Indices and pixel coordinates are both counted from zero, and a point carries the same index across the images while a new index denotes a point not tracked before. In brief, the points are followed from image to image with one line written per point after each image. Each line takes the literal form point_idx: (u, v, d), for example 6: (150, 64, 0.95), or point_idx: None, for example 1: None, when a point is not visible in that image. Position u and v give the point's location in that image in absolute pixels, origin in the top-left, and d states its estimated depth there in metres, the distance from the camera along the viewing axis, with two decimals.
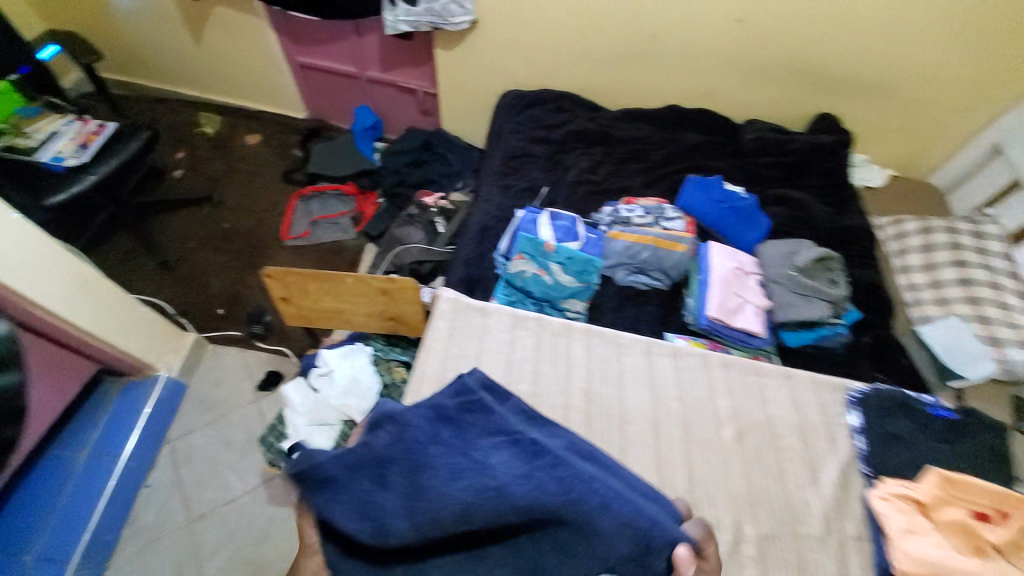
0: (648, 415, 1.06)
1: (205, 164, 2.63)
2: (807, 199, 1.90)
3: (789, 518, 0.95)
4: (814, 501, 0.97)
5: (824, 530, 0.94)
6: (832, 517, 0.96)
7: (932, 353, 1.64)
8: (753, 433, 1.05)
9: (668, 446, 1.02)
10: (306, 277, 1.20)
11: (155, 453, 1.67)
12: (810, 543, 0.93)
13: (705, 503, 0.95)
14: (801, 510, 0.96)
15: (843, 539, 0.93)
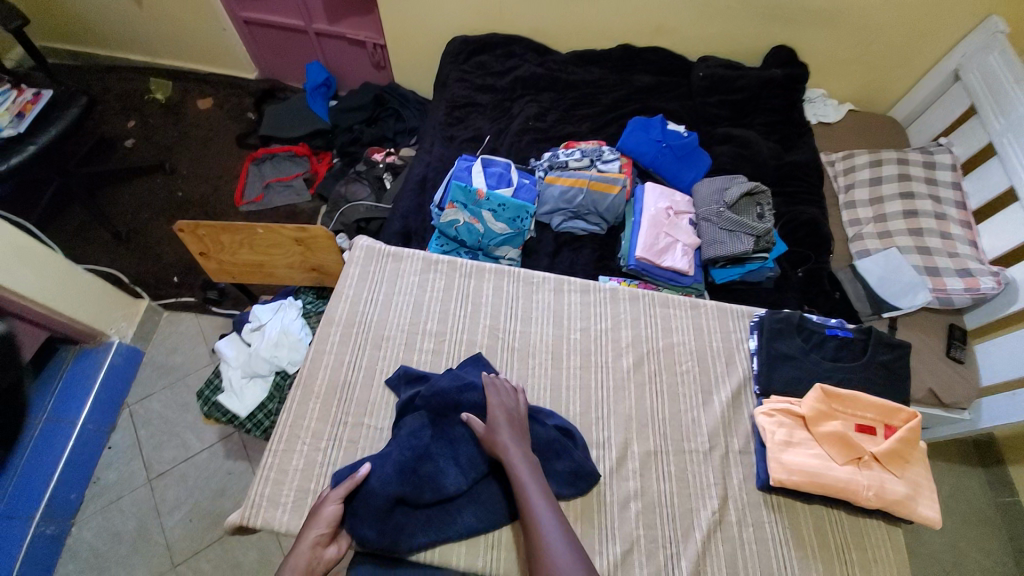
0: (548, 350, 1.11)
1: (155, 133, 2.49)
2: (753, 136, 1.84)
3: (670, 439, 1.02)
4: (700, 427, 1.03)
5: (706, 452, 1.00)
6: (717, 437, 1.02)
7: (866, 284, 1.60)
8: (647, 365, 1.10)
9: (565, 379, 1.07)
10: (216, 230, 1.26)
11: (115, 417, 1.75)
12: (689, 463, 0.99)
13: (594, 428, 1.02)
14: (686, 433, 1.02)
15: (726, 458, 1.00)
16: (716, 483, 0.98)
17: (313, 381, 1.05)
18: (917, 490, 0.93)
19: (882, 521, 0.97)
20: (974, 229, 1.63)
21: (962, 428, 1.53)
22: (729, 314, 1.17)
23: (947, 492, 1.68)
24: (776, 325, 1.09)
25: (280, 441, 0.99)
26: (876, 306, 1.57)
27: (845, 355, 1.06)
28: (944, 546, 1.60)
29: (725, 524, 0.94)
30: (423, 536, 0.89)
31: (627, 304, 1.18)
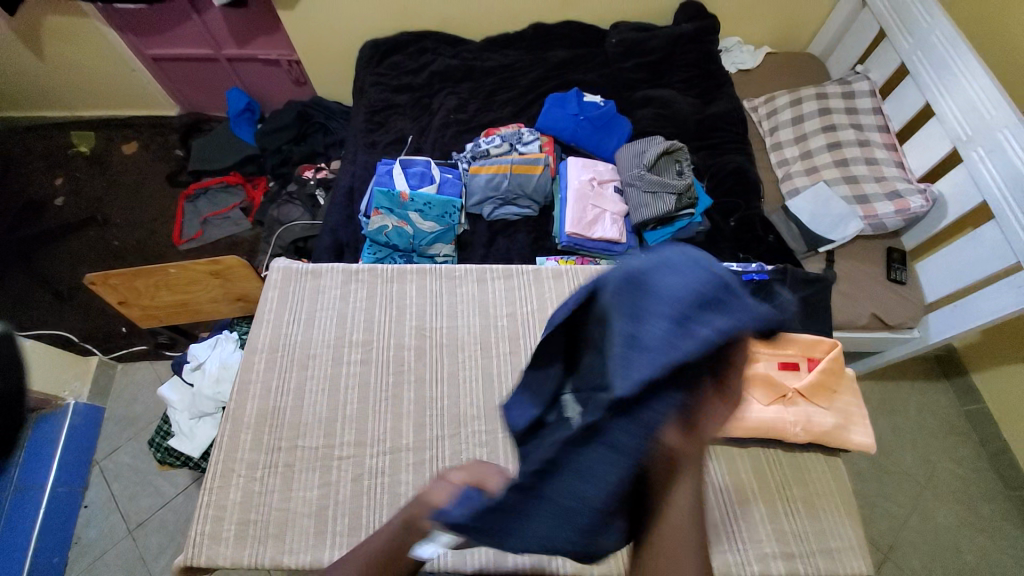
0: (475, 344, 1.11)
1: (84, 185, 2.41)
2: (671, 95, 1.86)
3: None
4: None
5: None
6: None
7: (800, 223, 1.61)
8: None
9: (494, 368, 1.08)
10: (129, 276, 1.25)
11: (85, 474, 1.68)
12: None
13: None
14: None
15: None
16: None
17: (242, 412, 1.03)
18: (847, 419, 0.96)
19: (820, 453, 1.00)
20: (898, 150, 1.65)
21: (913, 345, 1.54)
22: None
23: (915, 409, 1.72)
24: None
25: (215, 477, 0.97)
26: (812, 242, 1.57)
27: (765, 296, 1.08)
28: (917, 462, 1.64)
29: None
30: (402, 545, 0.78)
31: (550, 281, 1.19)
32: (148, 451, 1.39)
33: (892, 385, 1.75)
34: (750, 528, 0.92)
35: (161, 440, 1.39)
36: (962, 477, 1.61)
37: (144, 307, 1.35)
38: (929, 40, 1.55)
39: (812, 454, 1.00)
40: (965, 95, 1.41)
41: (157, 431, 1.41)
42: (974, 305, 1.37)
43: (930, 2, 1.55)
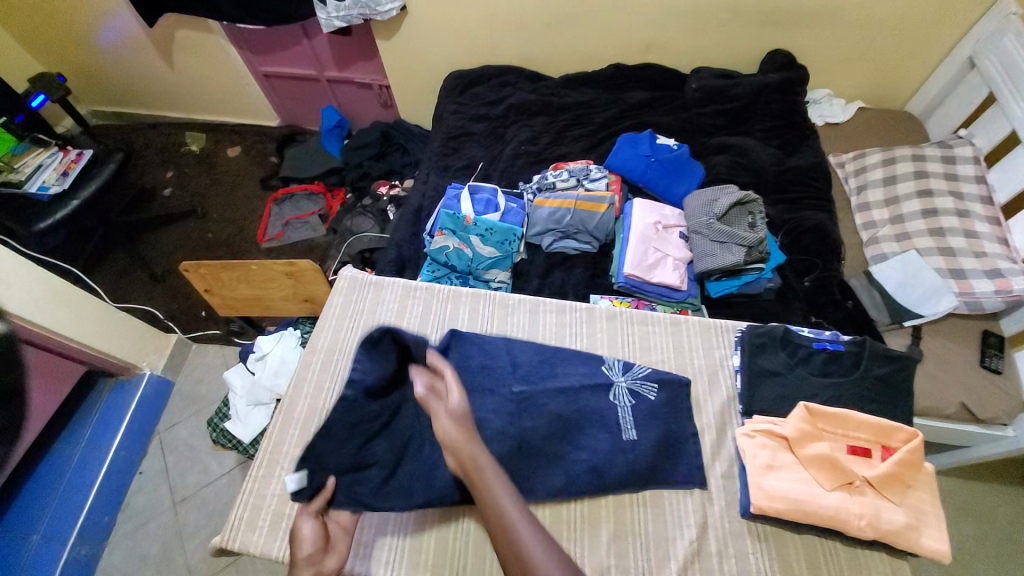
0: None
1: (191, 181, 2.71)
2: (750, 143, 1.80)
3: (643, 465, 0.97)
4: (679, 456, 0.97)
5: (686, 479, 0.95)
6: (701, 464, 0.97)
7: (884, 292, 1.48)
8: None
9: None
10: (216, 267, 1.38)
11: (146, 444, 1.82)
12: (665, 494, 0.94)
13: None
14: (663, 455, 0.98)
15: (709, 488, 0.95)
16: (690, 510, 0.92)
17: (294, 408, 1.09)
18: (921, 519, 0.83)
19: (883, 553, 0.87)
20: (1003, 225, 1.48)
21: (1004, 446, 1.33)
22: (712, 326, 1.13)
23: (1010, 522, 1.48)
24: (765, 340, 1.03)
25: (259, 467, 1.02)
26: (896, 314, 1.43)
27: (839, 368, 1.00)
28: None
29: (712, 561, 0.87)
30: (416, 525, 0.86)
31: (604, 320, 1.17)
32: (207, 432, 1.49)
33: (980, 487, 1.53)
34: None
35: (219, 422, 1.49)
36: None
37: (228, 298, 1.48)
38: None
39: (876, 553, 0.87)
40: None
41: (216, 412, 1.51)
42: None
43: None
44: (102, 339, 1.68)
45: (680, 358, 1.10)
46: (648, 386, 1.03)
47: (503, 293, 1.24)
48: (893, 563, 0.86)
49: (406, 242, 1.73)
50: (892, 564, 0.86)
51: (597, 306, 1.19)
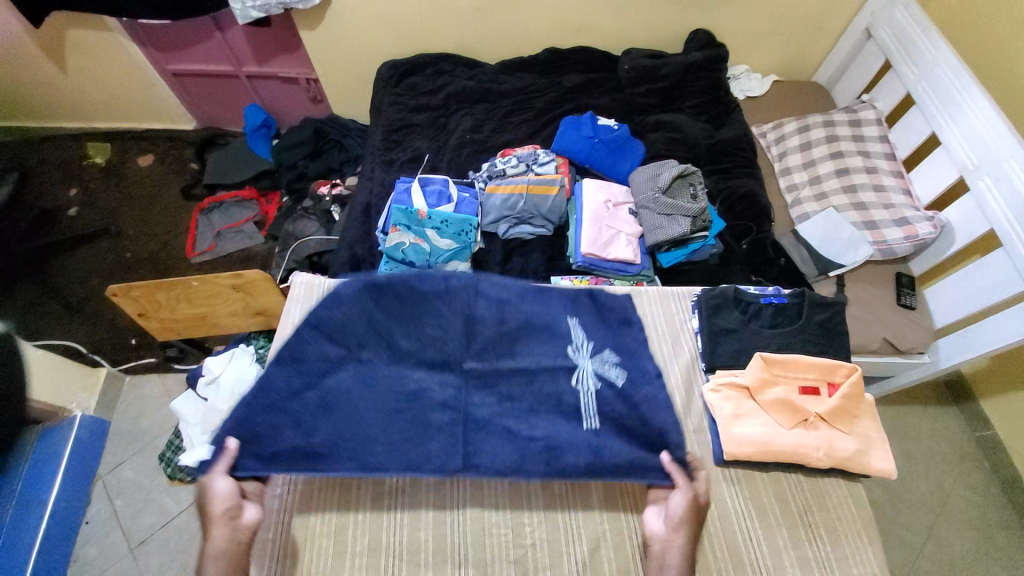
0: None
1: (99, 198, 2.43)
2: (682, 120, 1.90)
3: None
4: None
5: None
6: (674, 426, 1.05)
7: (810, 247, 1.63)
8: None
9: None
10: (150, 288, 1.27)
11: (89, 490, 1.64)
12: None
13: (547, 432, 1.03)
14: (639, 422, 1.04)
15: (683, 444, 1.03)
16: None
17: None
18: (867, 443, 1.00)
19: (841, 479, 1.02)
20: (905, 177, 1.69)
21: (923, 371, 1.56)
22: (670, 295, 1.22)
23: (925, 435, 1.72)
24: (719, 303, 1.13)
25: None
26: (823, 267, 1.60)
27: (781, 320, 1.12)
28: (930, 489, 1.64)
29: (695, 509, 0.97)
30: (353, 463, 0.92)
31: None
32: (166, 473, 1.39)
33: (901, 410, 1.76)
34: (773, 554, 0.93)
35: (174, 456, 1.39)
36: (977, 506, 1.60)
37: (169, 321, 1.37)
38: (933, 73, 1.59)
39: (834, 479, 1.01)
40: (971, 124, 1.44)
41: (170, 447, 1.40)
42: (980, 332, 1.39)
43: (936, 38, 1.59)
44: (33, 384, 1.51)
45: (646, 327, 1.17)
46: (614, 370, 1.03)
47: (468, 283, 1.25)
48: (846, 484, 1.02)
49: (359, 243, 1.68)
50: (847, 485, 1.01)
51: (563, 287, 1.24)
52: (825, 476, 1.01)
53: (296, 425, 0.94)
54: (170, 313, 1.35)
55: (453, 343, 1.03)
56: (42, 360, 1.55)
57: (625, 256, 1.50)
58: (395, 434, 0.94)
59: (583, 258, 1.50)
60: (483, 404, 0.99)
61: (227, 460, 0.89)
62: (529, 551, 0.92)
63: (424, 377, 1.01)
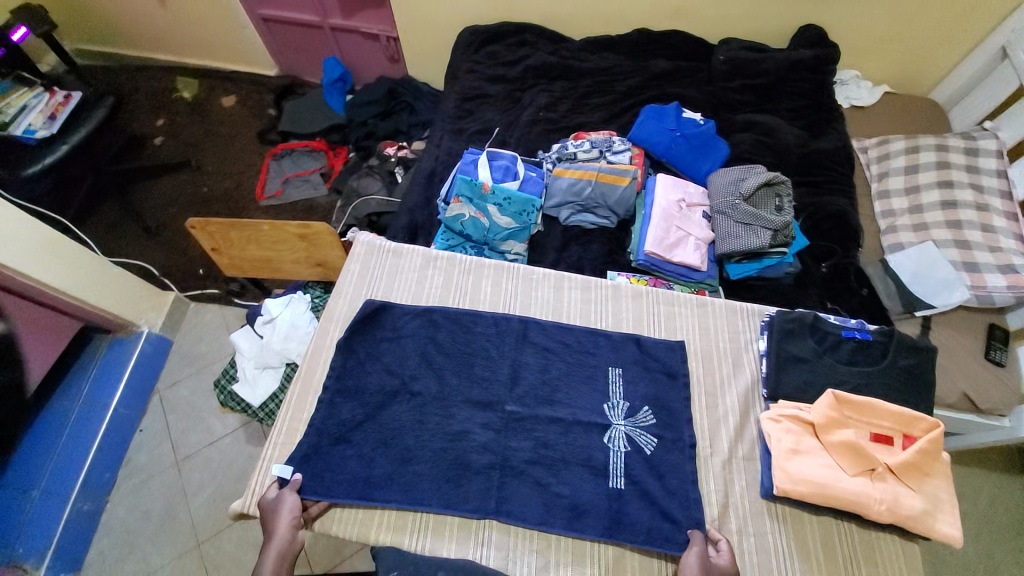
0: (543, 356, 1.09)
1: (184, 131, 2.56)
2: (775, 123, 1.75)
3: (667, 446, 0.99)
4: (702, 441, 1.00)
5: (706, 462, 0.98)
6: (721, 449, 0.99)
7: (898, 281, 1.49)
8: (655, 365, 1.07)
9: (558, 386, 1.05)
10: (225, 226, 1.32)
11: (145, 402, 1.77)
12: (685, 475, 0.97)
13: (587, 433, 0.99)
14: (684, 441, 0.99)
15: (729, 469, 0.97)
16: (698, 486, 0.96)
17: (312, 376, 1.07)
18: (936, 505, 0.89)
19: (895, 537, 0.93)
20: (1020, 222, 1.49)
21: (999, 435, 1.40)
22: (737, 311, 1.14)
23: (990, 506, 1.56)
24: (793, 330, 1.04)
25: (279, 434, 1.01)
26: (908, 304, 1.46)
27: (860, 359, 1.03)
28: (986, 565, 1.49)
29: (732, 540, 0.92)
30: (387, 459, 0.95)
31: (630, 300, 1.16)
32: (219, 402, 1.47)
33: (967, 473, 1.60)
34: None
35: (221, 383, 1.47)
36: None
37: (235, 261, 1.44)
38: None
39: (888, 536, 0.93)
40: None
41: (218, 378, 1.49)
42: None
43: None
44: (105, 296, 1.62)
45: (705, 341, 1.11)
46: (646, 433, 0.99)
47: (526, 266, 1.21)
48: (897, 540, 0.93)
49: (419, 209, 1.68)
50: (901, 545, 0.93)
51: (623, 285, 1.18)
52: (878, 531, 0.93)
53: (341, 415, 1.00)
54: (237, 252, 1.40)
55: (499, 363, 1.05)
56: (116, 275, 1.66)
57: (692, 261, 1.42)
58: (428, 439, 0.98)
59: (646, 255, 1.43)
60: (514, 430, 0.99)
61: (292, 484, 0.92)
62: (552, 546, 0.91)
63: (466, 407, 1.02)
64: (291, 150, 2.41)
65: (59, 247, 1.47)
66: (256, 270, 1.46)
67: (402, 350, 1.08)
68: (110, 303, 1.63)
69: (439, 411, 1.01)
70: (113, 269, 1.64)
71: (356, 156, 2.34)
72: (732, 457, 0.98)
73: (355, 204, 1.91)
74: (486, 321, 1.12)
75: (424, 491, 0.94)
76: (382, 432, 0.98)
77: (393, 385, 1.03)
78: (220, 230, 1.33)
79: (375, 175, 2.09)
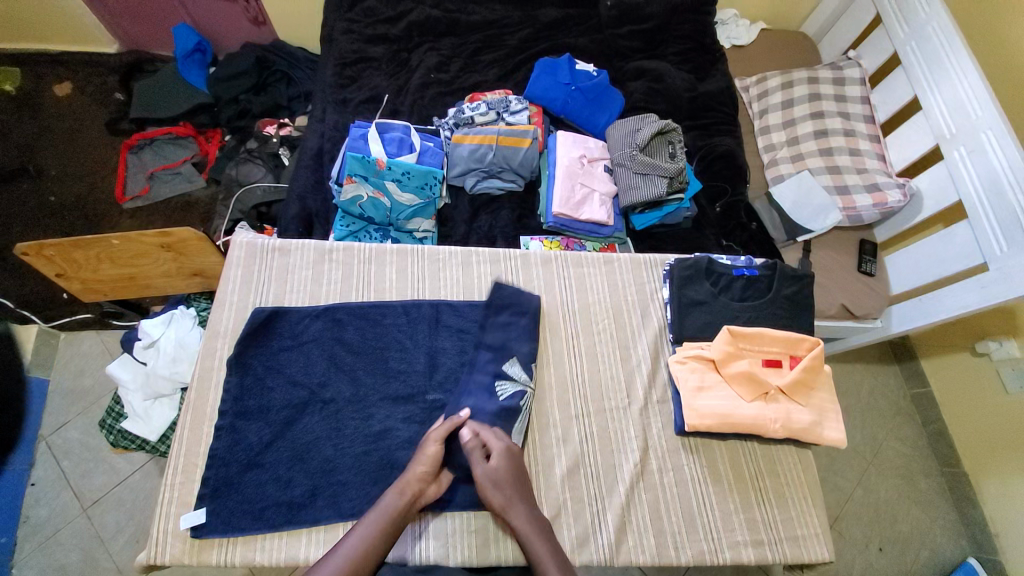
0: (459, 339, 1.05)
1: (9, 130, 2.10)
2: (665, 69, 1.77)
3: (591, 408, 1.02)
4: (619, 395, 1.04)
5: (626, 416, 1.02)
6: (637, 401, 1.04)
7: (782, 211, 1.61)
8: (569, 332, 1.08)
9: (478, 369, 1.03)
10: (65, 246, 1.11)
11: (31, 452, 1.49)
12: (609, 432, 1.00)
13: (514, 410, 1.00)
14: (605, 402, 1.03)
15: (647, 417, 1.03)
16: (624, 439, 1.00)
17: (204, 404, 0.96)
18: (822, 415, 1.01)
19: (792, 447, 1.05)
20: (881, 141, 1.65)
21: (873, 335, 1.61)
22: (642, 263, 1.17)
23: (867, 392, 1.83)
24: (694, 276, 1.09)
25: (176, 473, 0.91)
26: (791, 232, 1.59)
27: (752, 294, 1.10)
28: (866, 441, 1.76)
29: (658, 482, 0.98)
30: (308, 478, 0.91)
31: (540, 268, 1.15)
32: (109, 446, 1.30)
33: (848, 369, 1.85)
34: (725, 518, 0.97)
35: (111, 421, 1.30)
36: (904, 456, 1.75)
37: (94, 286, 1.25)
38: (922, 32, 1.51)
39: (787, 448, 1.05)
40: (953, 91, 1.39)
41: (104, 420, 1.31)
42: (935, 301, 1.42)
43: None
44: None
45: (615, 298, 1.13)
46: (567, 400, 1.02)
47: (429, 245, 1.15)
48: (794, 449, 1.05)
49: (311, 196, 1.53)
50: (797, 453, 1.05)
51: (532, 253, 1.16)
52: (778, 445, 1.04)
53: (249, 440, 0.92)
54: (90, 275, 1.21)
55: (415, 357, 1.02)
56: None
57: (599, 218, 1.43)
58: (351, 446, 0.93)
59: (555, 216, 1.42)
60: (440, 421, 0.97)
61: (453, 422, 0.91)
62: (490, 522, 0.92)
63: (384, 404, 0.97)
64: (146, 139, 2.08)
65: None
66: (121, 291, 1.28)
67: (305, 357, 1.00)
68: None
69: (358, 416, 0.96)
70: None
71: (232, 139, 2.06)
72: (649, 407, 1.03)
73: (239, 196, 1.70)
74: (393, 312, 1.06)
75: (352, 500, 0.90)
76: (302, 448, 0.93)
77: (300, 398, 0.97)
78: (58, 257, 1.13)
79: (258, 160, 1.86)
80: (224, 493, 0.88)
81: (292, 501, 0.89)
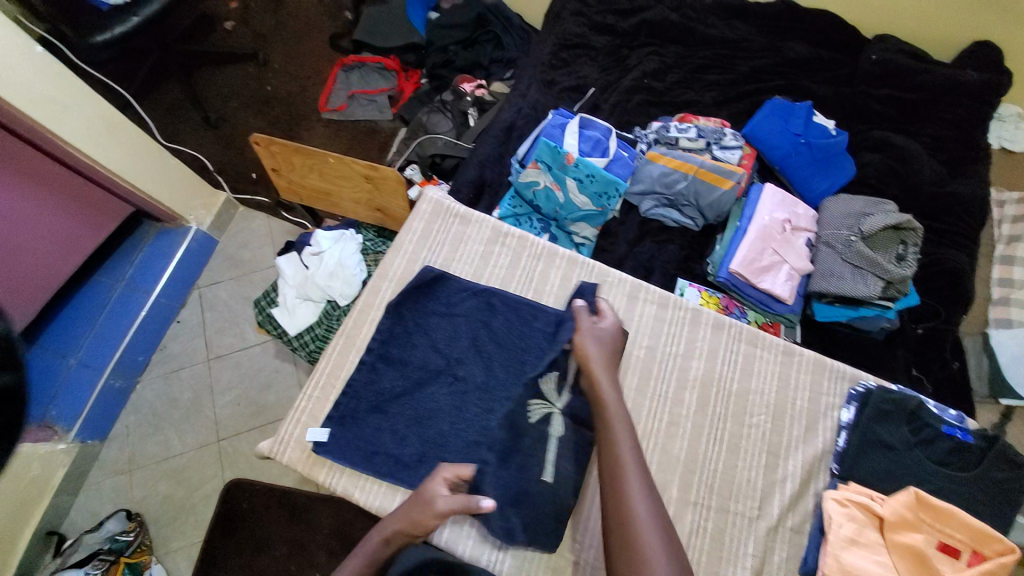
0: None
1: (256, 20, 2.40)
2: (914, 150, 1.49)
3: (714, 503, 0.92)
4: (749, 503, 0.92)
5: (747, 527, 0.91)
6: (767, 516, 0.91)
7: (994, 362, 1.32)
8: (716, 412, 0.98)
9: None
10: (291, 149, 1.26)
11: (186, 295, 1.72)
12: (723, 538, 0.90)
13: None
14: (730, 503, 0.92)
15: (773, 539, 0.90)
16: (738, 552, 0.89)
17: (357, 334, 1.03)
18: None
19: None
20: None
21: None
22: (827, 370, 1.02)
23: None
24: (891, 414, 0.93)
25: (316, 386, 0.99)
26: (995, 389, 1.29)
27: (957, 459, 0.91)
28: None
29: None
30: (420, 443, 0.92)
31: (708, 332, 1.05)
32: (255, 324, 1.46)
33: None
34: None
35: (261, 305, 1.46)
36: None
37: (294, 189, 1.40)
38: None
39: None
40: None
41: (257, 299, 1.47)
42: None
43: None
44: (162, 191, 1.56)
45: (780, 395, 1.00)
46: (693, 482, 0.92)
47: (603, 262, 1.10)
48: None
49: (490, 164, 1.54)
50: None
51: (704, 311, 1.06)
52: None
53: (382, 384, 0.96)
54: (297, 180, 1.36)
55: None
56: (175, 168, 1.59)
57: (779, 292, 1.26)
58: (466, 430, 0.93)
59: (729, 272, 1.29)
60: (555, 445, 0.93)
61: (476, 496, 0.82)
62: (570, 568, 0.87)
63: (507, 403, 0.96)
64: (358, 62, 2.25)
65: (120, 130, 1.41)
66: (311, 201, 1.42)
67: (451, 328, 1.01)
68: (168, 196, 1.58)
69: (480, 404, 0.95)
70: (169, 160, 1.57)
71: (428, 83, 2.16)
72: (778, 530, 0.90)
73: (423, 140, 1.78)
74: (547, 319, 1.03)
75: None
76: (423, 413, 0.95)
77: (435, 365, 0.98)
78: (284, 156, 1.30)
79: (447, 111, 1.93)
80: (347, 424, 0.94)
81: (400, 458, 0.91)
